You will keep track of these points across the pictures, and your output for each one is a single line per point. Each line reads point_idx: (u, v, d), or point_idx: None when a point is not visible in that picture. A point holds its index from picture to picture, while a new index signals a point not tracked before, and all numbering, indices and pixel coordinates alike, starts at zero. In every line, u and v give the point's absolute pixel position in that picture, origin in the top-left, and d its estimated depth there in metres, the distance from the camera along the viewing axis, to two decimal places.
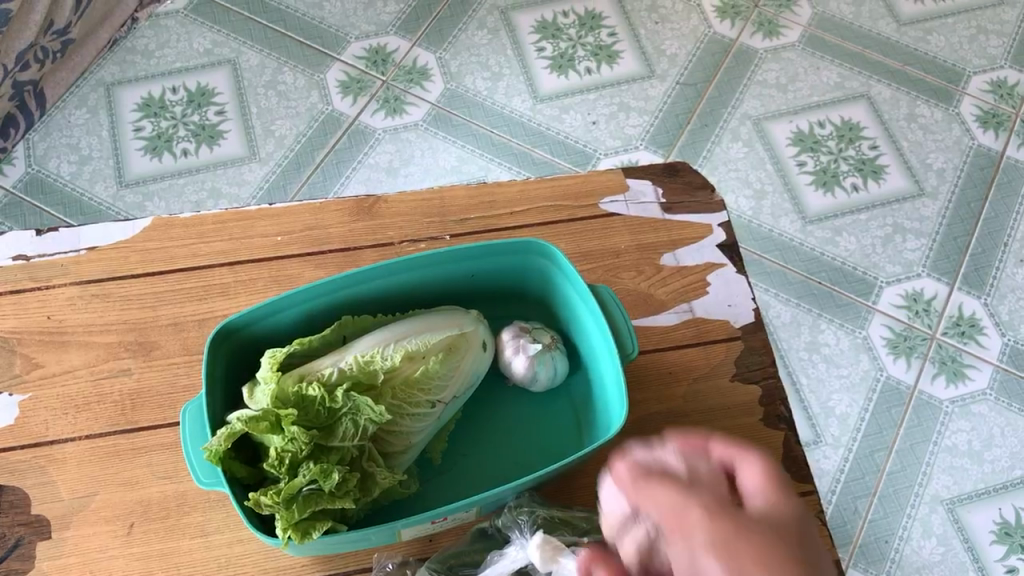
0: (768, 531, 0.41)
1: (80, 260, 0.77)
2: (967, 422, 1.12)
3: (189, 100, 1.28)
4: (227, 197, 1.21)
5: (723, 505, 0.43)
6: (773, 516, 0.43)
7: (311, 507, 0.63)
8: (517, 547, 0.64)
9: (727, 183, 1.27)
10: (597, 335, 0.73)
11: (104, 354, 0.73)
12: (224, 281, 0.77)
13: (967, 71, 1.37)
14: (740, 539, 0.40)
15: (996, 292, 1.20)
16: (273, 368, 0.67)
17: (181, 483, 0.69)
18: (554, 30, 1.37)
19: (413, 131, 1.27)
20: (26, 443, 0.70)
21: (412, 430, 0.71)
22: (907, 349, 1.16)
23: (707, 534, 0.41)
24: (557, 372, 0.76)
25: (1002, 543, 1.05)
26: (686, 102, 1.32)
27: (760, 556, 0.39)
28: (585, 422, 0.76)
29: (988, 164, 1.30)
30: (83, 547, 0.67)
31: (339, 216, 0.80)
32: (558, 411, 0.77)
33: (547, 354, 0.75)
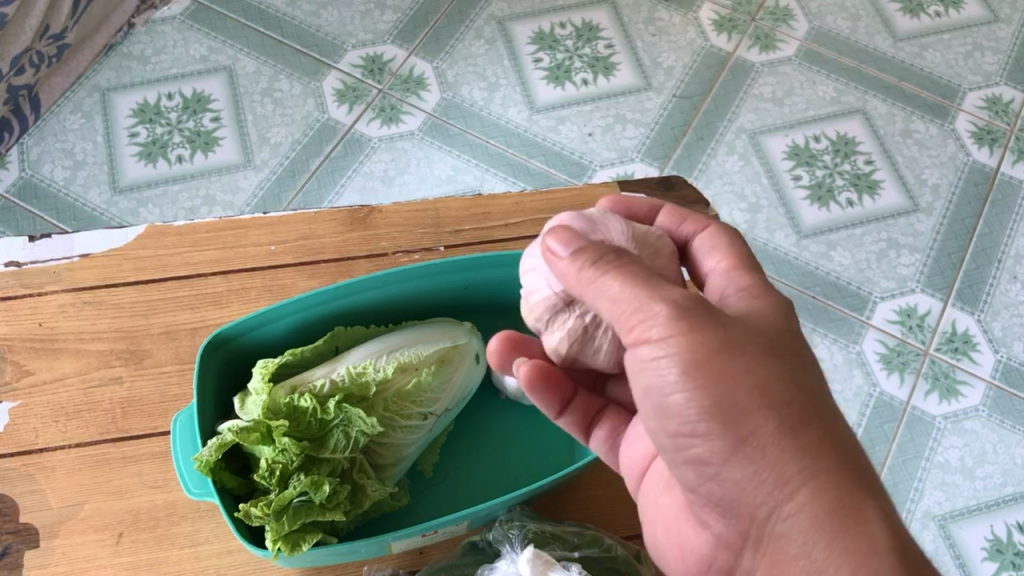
0: (755, 354, 0.48)
1: (72, 268, 0.76)
2: (960, 438, 1.12)
3: (184, 106, 1.27)
4: (221, 205, 1.21)
5: (706, 317, 0.48)
6: (746, 329, 0.49)
7: (301, 519, 0.62)
8: (507, 561, 0.63)
9: (722, 196, 1.27)
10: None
11: (96, 362, 0.73)
12: (218, 290, 0.76)
13: (962, 87, 1.38)
14: (741, 376, 0.47)
15: (990, 309, 1.21)
16: (265, 379, 0.67)
17: (171, 493, 0.68)
18: (551, 42, 1.37)
19: (409, 140, 1.27)
20: (14, 451, 0.70)
21: (404, 442, 0.70)
22: (901, 364, 1.16)
23: (695, 352, 0.47)
24: None
25: (994, 560, 1.05)
26: (683, 115, 1.33)
27: (759, 393, 0.47)
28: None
29: (982, 180, 1.30)
30: (72, 556, 0.66)
31: (333, 226, 0.80)
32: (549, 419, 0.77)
33: None
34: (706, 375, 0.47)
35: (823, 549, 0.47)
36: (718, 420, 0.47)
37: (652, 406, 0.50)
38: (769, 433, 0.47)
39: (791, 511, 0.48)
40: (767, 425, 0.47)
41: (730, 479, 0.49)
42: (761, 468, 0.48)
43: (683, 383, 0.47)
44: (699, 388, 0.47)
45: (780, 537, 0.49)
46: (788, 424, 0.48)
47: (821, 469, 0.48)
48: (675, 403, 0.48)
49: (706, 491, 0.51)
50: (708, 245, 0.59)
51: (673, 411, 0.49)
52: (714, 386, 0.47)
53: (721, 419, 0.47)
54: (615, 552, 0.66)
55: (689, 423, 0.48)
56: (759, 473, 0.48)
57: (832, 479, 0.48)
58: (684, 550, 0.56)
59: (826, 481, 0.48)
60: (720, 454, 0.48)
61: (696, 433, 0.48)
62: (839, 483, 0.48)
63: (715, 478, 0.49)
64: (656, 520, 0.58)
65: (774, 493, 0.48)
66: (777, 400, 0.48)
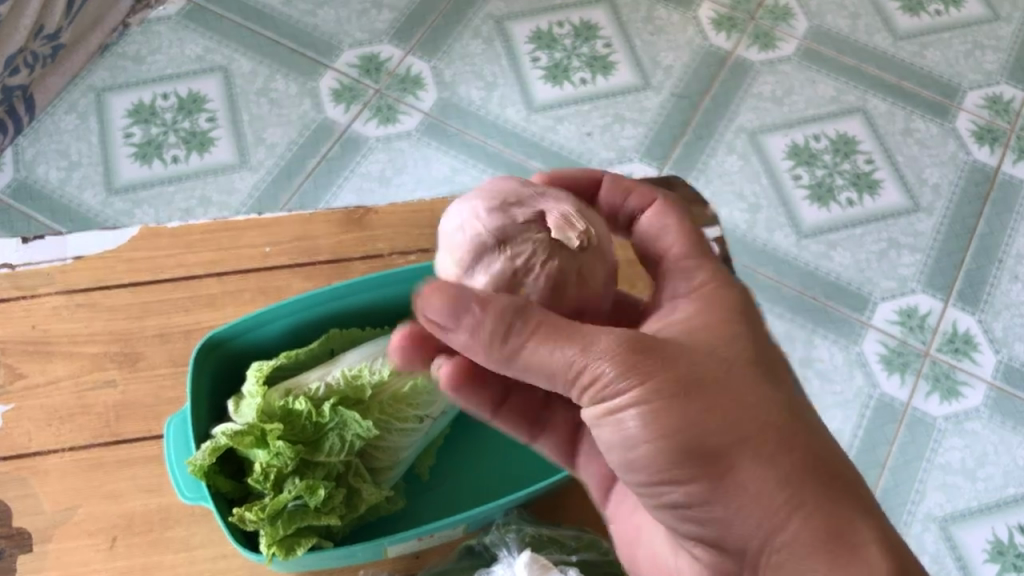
0: (718, 386, 0.47)
1: (66, 269, 0.76)
2: (961, 439, 1.11)
3: (179, 106, 1.26)
4: (216, 205, 1.20)
5: (659, 356, 0.46)
6: (704, 358, 0.48)
7: (296, 523, 0.61)
8: (503, 566, 0.63)
9: (722, 196, 1.26)
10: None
11: (89, 365, 0.72)
12: (212, 292, 0.75)
13: (962, 86, 1.37)
14: (710, 412, 0.46)
15: (991, 309, 1.20)
16: (259, 382, 0.66)
17: (165, 497, 0.68)
18: (549, 41, 1.36)
19: (406, 140, 1.26)
20: (6, 455, 0.69)
21: (400, 445, 0.69)
22: (901, 365, 1.15)
23: (661, 394, 0.46)
24: None
25: (995, 562, 1.04)
26: (682, 114, 1.32)
27: (730, 427, 0.46)
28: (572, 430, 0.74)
29: (983, 179, 1.30)
30: (65, 561, 0.65)
31: (328, 227, 0.79)
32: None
33: None
34: (679, 422, 0.46)
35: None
36: (694, 463, 0.47)
37: (624, 454, 0.49)
38: (749, 470, 0.47)
39: (783, 543, 0.47)
40: (744, 460, 0.47)
41: (715, 518, 0.48)
42: (746, 508, 0.47)
43: (648, 431, 0.46)
44: (669, 437, 0.46)
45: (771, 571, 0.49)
46: (767, 454, 0.47)
47: (806, 493, 0.47)
48: (650, 454, 0.47)
49: (691, 530, 0.50)
50: (657, 224, 0.58)
51: (649, 461, 0.47)
52: (690, 431, 0.46)
53: (698, 464, 0.47)
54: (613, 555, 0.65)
55: (666, 471, 0.47)
56: (745, 512, 0.47)
57: (821, 507, 0.47)
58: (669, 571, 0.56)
59: (813, 513, 0.47)
60: (702, 497, 0.48)
61: (677, 478, 0.48)
62: (831, 508, 0.47)
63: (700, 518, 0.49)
64: (633, 543, 0.59)
65: (765, 530, 0.47)
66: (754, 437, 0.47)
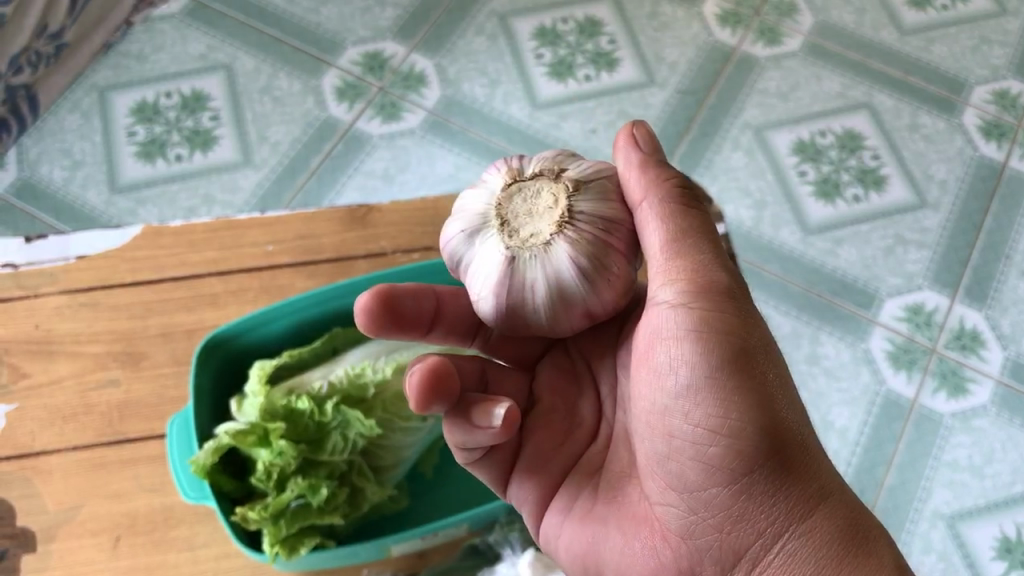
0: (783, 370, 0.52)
1: (68, 269, 0.76)
2: (968, 436, 1.10)
3: (182, 105, 1.26)
4: (220, 204, 1.20)
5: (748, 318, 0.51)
6: None
7: (298, 523, 0.62)
8: (507, 565, 0.63)
9: (727, 193, 1.26)
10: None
11: (92, 364, 0.72)
12: (214, 291, 0.75)
13: (969, 81, 1.36)
14: (774, 380, 0.50)
15: (998, 306, 1.19)
16: (261, 381, 0.66)
17: (168, 496, 0.68)
18: (553, 37, 1.36)
19: (409, 138, 1.26)
20: (10, 455, 0.69)
21: (402, 443, 0.69)
22: (908, 362, 1.14)
23: (746, 341, 0.49)
24: None
25: (1003, 560, 1.03)
26: (686, 111, 1.31)
27: (787, 404, 0.50)
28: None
29: (990, 175, 1.29)
30: (68, 560, 0.65)
31: (331, 226, 0.79)
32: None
33: None
34: (750, 380, 0.49)
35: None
36: (763, 415, 0.48)
37: (675, 402, 0.50)
38: (799, 444, 0.50)
39: (812, 534, 0.49)
40: (796, 436, 0.50)
41: (754, 488, 0.49)
42: (786, 485, 0.49)
43: (728, 367, 0.49)
44: (748, 379, 0.49)
45: (780, 561, 0.50)
46: (810, 443, 0.51)
47: (838, 496, 0.50)
48: (716, 402, 0.48)
49: (712, 502, 0.50)
50: None
51: (710, 409, 0.49)
52: (756, 391, 0.49)
53: (768, 418, 0.48)
54: None
55: (732, 419, 0.48)
56: (784, 488, 0.49)
57: (852, 512, 0.50)
58: (648, 571, 0.53)
59: (844, 514, 0.50)
60: (755, 459, 0.48)
61: (733, 432, 0.48)
62: (858, 518, 0.50)
63: (730, 488, 0.49)
64: (602, 546, 0.55)
65: (792, 513, 0.49)
66: (801, 425, 0.50)
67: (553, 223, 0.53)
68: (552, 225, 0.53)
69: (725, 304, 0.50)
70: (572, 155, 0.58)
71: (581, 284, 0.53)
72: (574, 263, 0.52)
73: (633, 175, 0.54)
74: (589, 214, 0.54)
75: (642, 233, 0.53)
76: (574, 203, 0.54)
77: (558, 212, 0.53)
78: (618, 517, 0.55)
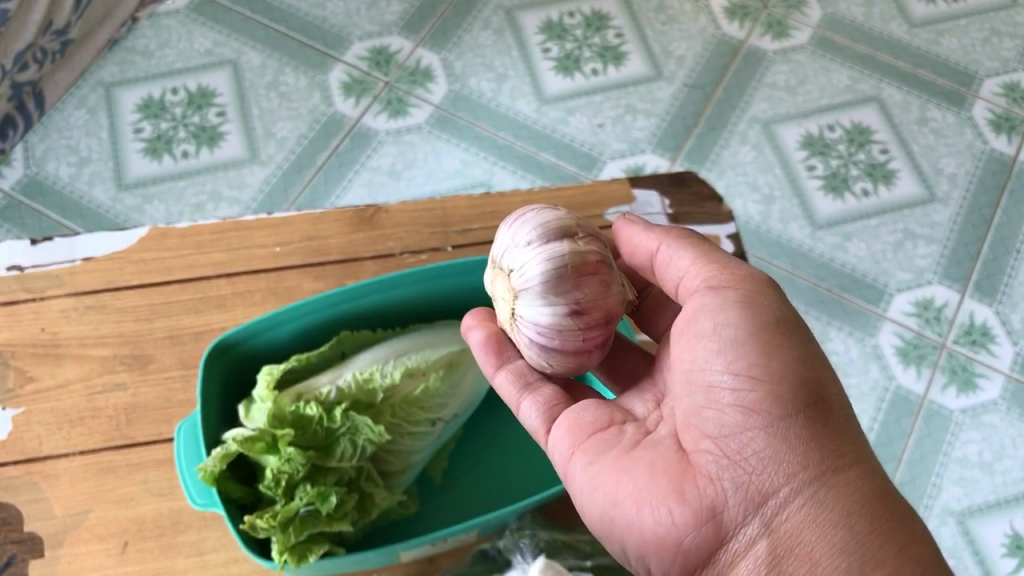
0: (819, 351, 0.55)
1: (74, 271, 0.75)
2: (979, 432, 1.10)
3: (188, 101, 1.26)
4: (227, 201, 1.19)
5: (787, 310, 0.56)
6: None
7: (308, 529, 0.61)
8: (519, 572, 0.61)
9: (735, 188, 1.25)
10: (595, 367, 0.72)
11: (99, 367, 0.72)
12: (222, 293, 0.75)
13: (979, 74, 1.35)
14: (812, 350, 0.53)
15: (1009, 301, 1.18)
16: (269, 387, 0.65)
17: (176, 501, 0.67)
18: (559, 31, 1.35)
19: (416, 133, 1.25)
20: (18, 460, 0.69)
21: (412, 448, 0.69)
22: (917, 357, 1.14)
23: (788, 316, 0.53)
24: None
25: (1013, 556, 1.03)
26: (694, 105, 1.30)
27: (823, 372, 0.52)
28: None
29: (1001, 169, 1.28)
30: (77, 566, 0.65)
31: (339, 225, 0.79)
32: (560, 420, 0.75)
33: None
34: (794, 340, 0.52)
35: (865, 526, 0.49)
36: (802, 369, 0.51)
37: (719, 348, 0.52)
38: (834, 406, 0.52)
39: (843, 486, 0.50)
40: (831, 399, 0.52)
41: (793, 434, 0.50)
42: (822, 435, 0.51)
43: (770, 327, 0.52)
44: (789, 340, 0.52)
45: (808, 508, 0.50)
46: (844, 411, 0.52)
47: (868, 462, 0.51)
48: (761, 351, 0.51)
49: (748, 446, 0.51)
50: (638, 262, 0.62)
51: (755, 358, 0.51)
52: (799, 348, 0.52)
53: (807, 373, 0.51)
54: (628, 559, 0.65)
55: (773, 366, 0.51)
56: (819, 439, 0.50)
57: (880, 479, 0.51)
58: (672, 513, 0.51)
59: (872, 477, 0.51)
60: (793, 406, 0.50)
61: (775, 377, 0.51)
62: (884, 485, 0.51)
63: (766, 432, 0.50)
64: (621, 485, 0.53)
65: (824, 462, 0.50)
66: (837, 393, 0.53)
67: (508, 316, 0.61)
68: (509, 308, 0.61)
69: (768, 287, 0.54)
70: (540, 236, 0.60)
71: (536, 358, 0.61)
72: (523, 344, 0.61)
73: (636, 230, 0.61)
74: (529, 311, 0.59)
75: (672, 272, 0.58)
76: (518, 284, 0.60)
77: (509, 296, 0.60)
78: (645, 461, 0.54)
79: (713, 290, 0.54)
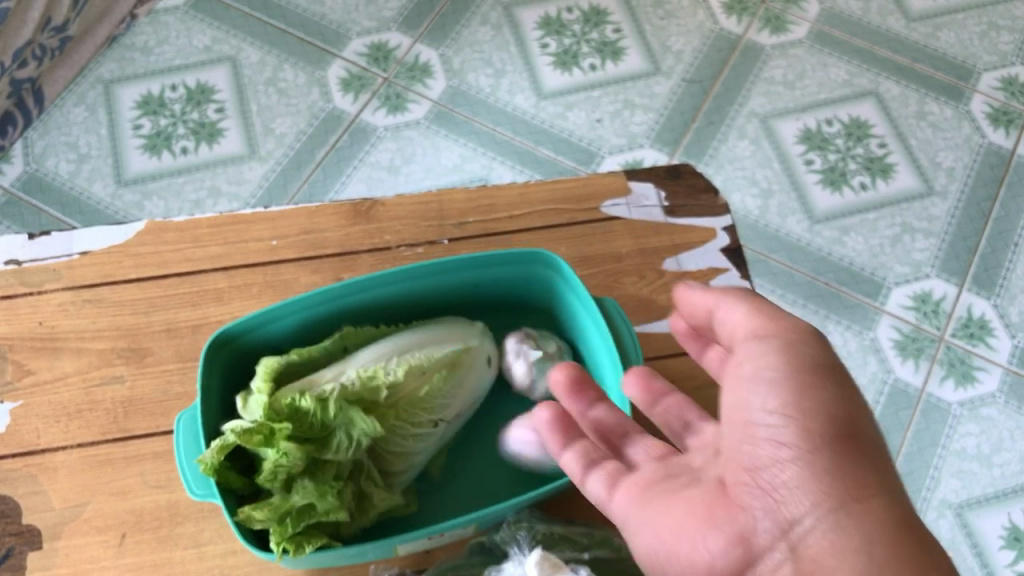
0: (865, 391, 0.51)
1: (72, 265, 0.76)
2: (977, 425, 1.10)
3: (188, 97, 1.26)
4: (226, 196, 1.20)
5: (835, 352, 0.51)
6: None
7: (306, 521, 0.60)
8: (514, 563, 0.61)
9: (732, 182, 1.25)
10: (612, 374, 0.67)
11: (96, 360, 0.72)
12: (219, 286, 0.75)
13: (977, 67, 1.35)
14: (849, 386, 0.49)
15: (1007, 294, 1.18)
16: (269, 380, 0.64)
17: (174, 493, 0.68)
18: (558, 26, 1.35)
19: (415, 129, 1.26)
20: (16, 452, 0.69)
21: (412, 448, 0.68)
22: (916, 351, 1.14)
23: (829, 355, 0.49)
24: None
25: (1011, 549, 1.04)
26: (692, 99, 1.30)
27: (859, 410, 0.49)
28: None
29: (999, 162, 1.28)
30: (75, 558, 0.66)
31: (335, 219, 0.79)
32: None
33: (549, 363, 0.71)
34: (833, 376, 0.49)
35: (896, 561, 0.44)
36: (838, 407, 0.48)
37: (757, 384, 0.49)
38: (869, 442, 0.48)
39: (876, 522, 0.45)
40: (865, 437, 0.48)
41: (825, 466, 0.46)
42: (854, 469, 0.47)
43: (806, 364, 0.49)
44: (825, 375, 0.48)
45: (837, 543, 0.45)
46: (881, 451, 0.48)
47: (904, 499, 0.47)
48: (796, 385, 0.48)
49: (779, 480, 0.47)
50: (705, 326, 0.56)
51: (790, 392, 0.48)
52: (838, 384, 0.48)
53: (841, 410, 0.48)
54: (625, 552, 0.64)
55: (807, 401, 0.47)
56: (852, 473, 0.46)
57: (917, 518, 0.46)
58: (705, 551, 0.48)
59: (908, 514, 0.46)
60: (824, 440, 0.47)
61: (808, 412, 0.47)
62: (919, 527, 0.46)
63: (801, 468, 0.46)
64: (660, 525, 0.50)
65: (855, 495, 0.46)
66: (874, 429, 0.49)
67: None
68: None
69: (812, 327, 0.51)
70: None
71: None
72: None
73: (687, 285, 0.57)
74: None
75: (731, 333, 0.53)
76: None
77: None
78: (683, 499, 0.51)
79: (754, 331, 0.51)
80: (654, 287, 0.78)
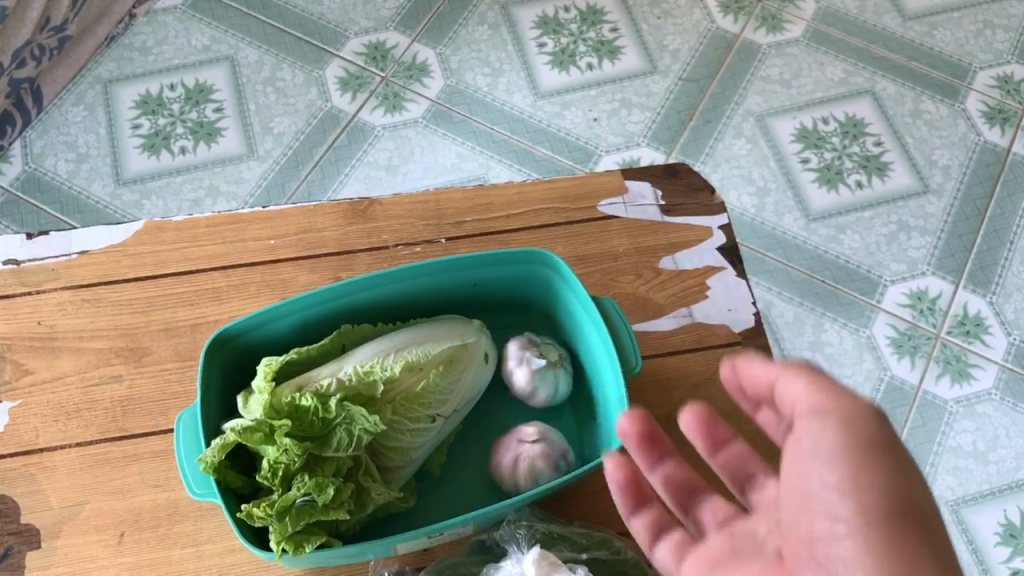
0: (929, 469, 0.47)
1: (71, 265, 0.76)
2: (972, 422, 1.10)
3: (186, 97, 1.26)
4: (224, 196, 1.20)
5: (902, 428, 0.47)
6: None
7: (305, 519, 0.60)
8: (513, 561, 0.61)
9: (729, 181, 1.26)
10: (611, 376, 0.67)
11: (94, 360, 0.73)
12: (217, 286, 0.76)
13: (973, 66, 1.35)
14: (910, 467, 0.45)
15: (1002, 291, 1.19)
16: (268, 378, 0.64)
17: (172, 492, 0.68)
18: (555, 26, 1.36)
19: (412, 128, 1.26)
20: (15, 451, 0.70)
21: (411, 444, 0.67)
22: (911, 349, 1.15)
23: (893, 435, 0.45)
24: (559, 391, 0.72)
25: (1006, 545, 1.04)
26: (689, 98, 1.31)
27: (920, 491, 0.45)
28: (587, 439, 0.73)
29: (994, 160, 1.28)
30: (73, 557, 0.66)
31: (333, 219, 0.79)
32: (561, 426, 0.74)
33: (550, 370, 0.71)
34: (895, 455, 0.45)
35: None
36: (897, 489, 0.44)
37: (814, 461, 0.46)
38: (930, 526, 0.45)
39: None
40: (926, 520, 0.45)
41: (882, 549, 0.43)
42: (916, 556, 0.43)
43: (864, 442, 0.45)
44: (885, 455, 0.45)
45: None
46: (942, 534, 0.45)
47: None
48: (854, 464, 0.45)
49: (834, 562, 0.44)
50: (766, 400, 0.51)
51: (847, 472, 0.45)
52: (900, 464, 0.45)
53: (901, 490, 0.44)
54: (624, 555, 0.64)
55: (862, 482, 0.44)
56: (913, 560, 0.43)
57: None
58: None
59: None
60: (881, 522, 0.44)
61: (864, 492, 0.44)
62: None
63: (856, 546, 0.44)
64: None
65: None
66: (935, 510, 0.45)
67: None
68: None
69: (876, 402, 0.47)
70: None
71: None
72: None
73: (755, 359, 0.50)
74: None
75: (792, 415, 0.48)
76: None
77: None
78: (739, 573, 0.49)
79: (815, 402, 0.47)
80: (651, 286, 0.78)
